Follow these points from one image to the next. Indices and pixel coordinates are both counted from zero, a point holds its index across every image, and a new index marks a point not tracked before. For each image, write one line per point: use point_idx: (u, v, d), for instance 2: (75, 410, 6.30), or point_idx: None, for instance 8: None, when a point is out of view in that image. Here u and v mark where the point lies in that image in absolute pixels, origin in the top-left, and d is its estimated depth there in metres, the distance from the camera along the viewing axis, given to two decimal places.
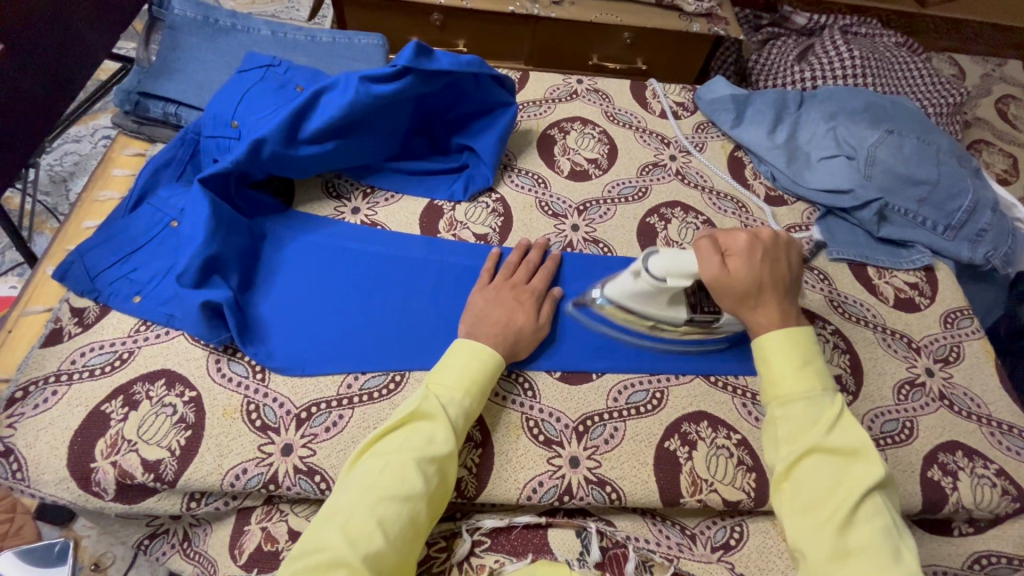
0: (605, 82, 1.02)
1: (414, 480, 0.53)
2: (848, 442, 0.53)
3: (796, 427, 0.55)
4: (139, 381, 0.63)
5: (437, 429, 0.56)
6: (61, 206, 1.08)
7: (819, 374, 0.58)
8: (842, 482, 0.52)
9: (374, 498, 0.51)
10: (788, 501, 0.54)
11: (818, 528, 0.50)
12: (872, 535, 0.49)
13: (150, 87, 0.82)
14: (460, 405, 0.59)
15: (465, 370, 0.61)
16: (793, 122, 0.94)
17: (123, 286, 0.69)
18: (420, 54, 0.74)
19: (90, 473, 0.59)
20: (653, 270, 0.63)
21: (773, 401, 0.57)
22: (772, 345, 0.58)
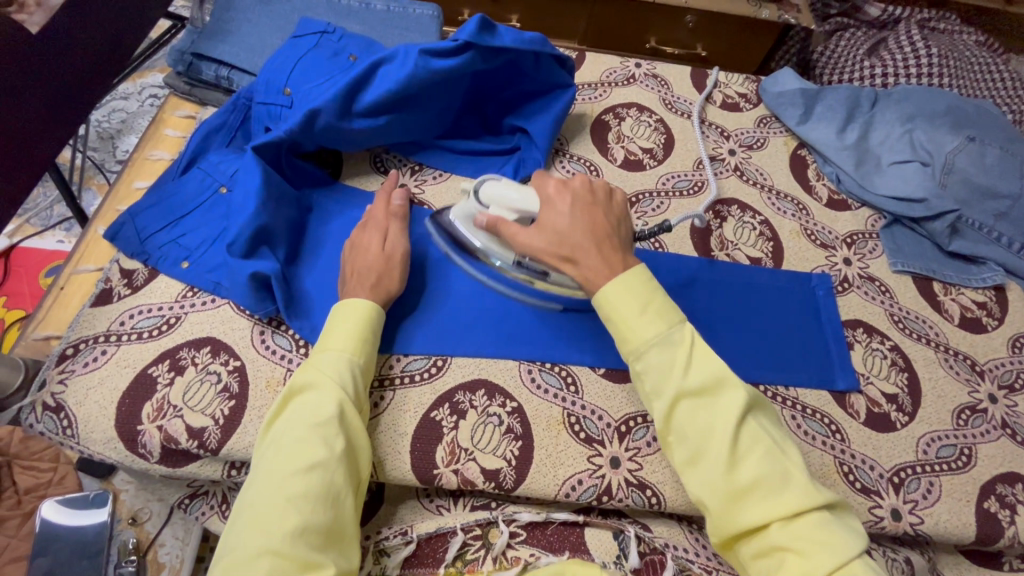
0: (664, 68, 0.98)
1: (315, 446, 0.51)
2: (707, 376, 0.51)
3: (659, 379, 0.52)
4: (185, 347, 0.64)
5: (323, 393, 0.55)
6: (109, 163, 1.08)
7: (665, 310, 0.55)
8: (715, 422, 0.50)
9: (277, 478, 0.49)
10: (679, 453, 0.52)
11: (708, 474, 0.50)
12: (758, 466, 0.49)
13: (205, 49, 0.80)
14: (346, 366, 0.57)
15: (338, 330, 0.59)
16: (866, 121, 0.89)
17: (172, 251, 0.69)
18: (483, 30, 0.71)
19: (137, 435, 0.59)
20: (480, 194, 0.66)
21: (630, 357, 0.54)
22: (612, 293, 0.55)
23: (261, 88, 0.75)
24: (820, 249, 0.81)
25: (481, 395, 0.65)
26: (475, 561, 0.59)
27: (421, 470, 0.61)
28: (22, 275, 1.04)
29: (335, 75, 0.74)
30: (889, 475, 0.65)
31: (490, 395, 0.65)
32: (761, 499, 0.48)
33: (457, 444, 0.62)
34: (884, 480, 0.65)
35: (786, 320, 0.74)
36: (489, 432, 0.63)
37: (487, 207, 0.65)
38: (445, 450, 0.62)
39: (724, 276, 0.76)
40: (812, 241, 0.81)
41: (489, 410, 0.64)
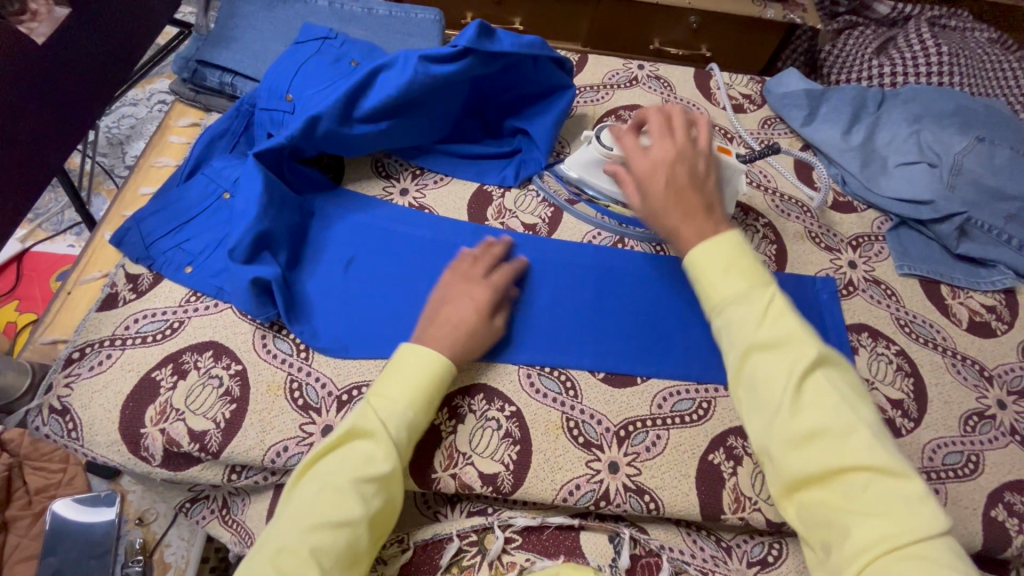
0: (667, 70, 0.97)
1: (351, 504, 0.51)
2: (779, 332, 0.50)
3: (737, 325, 0.51)
4: (188, 351, 0.65)
5: (377, 449, 0.54)
6: (118, 169, 1.10)
7: (751, 270, 0.54)
8: (784, 370, 0.48)
9: (308, 525, 0.50)
10: (745, 404, 0.51)
11: (773, 412, 0.48)
12: (823, 420, 0.47)
13: (209, 56, 0.81)
14: (406, 423, 0.56)
15: (404, 380, 0.57)
16: (872, 122, 0.87)
17: (176, 255, 0.70)
18: (483, 35, 0.71)
19: (140, 438, 0.60)
20: (603, 140, 0.73)
21: (711, 309, 0.54)
22: (700, 251, 0.55)
23: (264, 94, 0.76)
24: (825, 252, 0.80)
25: (480, 399, 0.65)
26: (471, 567, 0.60)
27: (419, 473, 0.61)
28: (34, 279, 1.06)
29: (336, 81, 0.75)
30: None
31: (489, 398, 0.65)
32: (821, 451, 0.46)
33: (455, 448, 0.62)
34: None
35: None
36: (488, 436, 0.63)
37: (611, 151, 0.72)
38: (443, 454, 0.62)
39: None
40: (816, 244, 0.80)
41: (488, 414, 0.64)
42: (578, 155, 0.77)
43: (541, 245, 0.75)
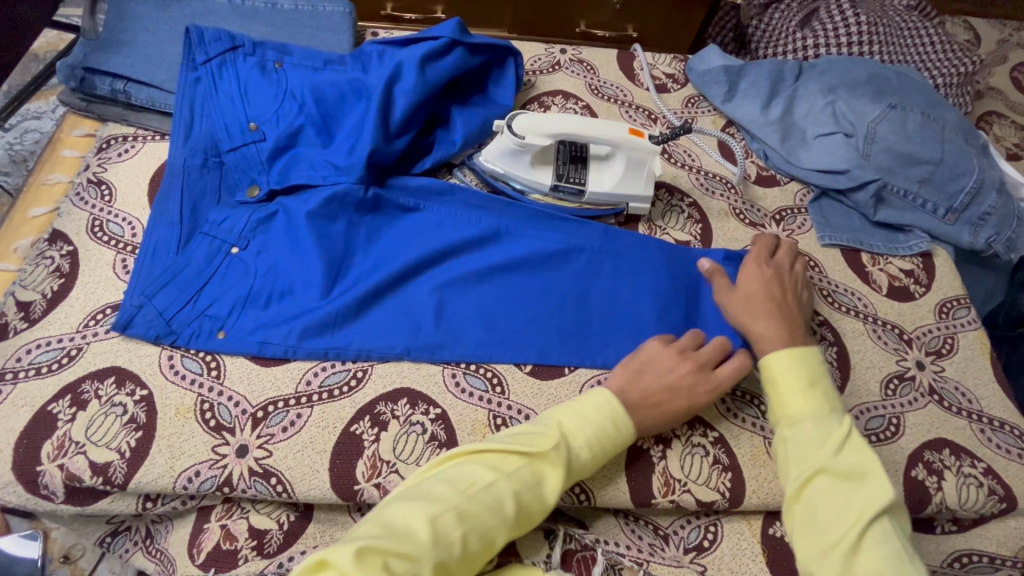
0: (590, 53, 0.96)
1: (508, 513, 0.50)
2: (855, 463, 0.52)
3: (805, 449, 0.54)
4: (87, 380, 0.61)
5: (565, 475, 0.53)
6: (22, 187, 1.03)
7: (827, 391, 0.57)
8: (850, 507, 0.51)
9: (462, 512, 0.48)
10: (798, 523, 0.53)
11: (823, 556, 0.50)
12: (880, 560, 0.48)
13: (96, 62, 0.76)
14: (585, 456, 0.55)
15: (601, 422, 0.56)
16: (789, 95, 0.88)
17: (202, 324, 0.63)
18: (459, 31, 0.78)
19: (37, 477, 0.57)
20: (516, 128, 0.70)
21: (782, 421, 0.57)
22: (779, 363, 0.58)
23: (218, 131, 0.70)
24: (750, 227, 0.80)
25: (404, 404, 0.63)
26: None
27: (342, 486, 0.59)
28: None
29: (290, 94, 0.73)
30: None
31: (413, 402, 0.63)
32: None
33: (378, 458, 0.60)
34: None
35: None
36: (412, 442, 0.61)
37: (524, 139, 0.70)
38: (366, 465, 0.60)
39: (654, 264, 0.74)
40: (741, 220, 0.81)
41: (412, 419, 0.63)
42: (491, 147, 0.73)
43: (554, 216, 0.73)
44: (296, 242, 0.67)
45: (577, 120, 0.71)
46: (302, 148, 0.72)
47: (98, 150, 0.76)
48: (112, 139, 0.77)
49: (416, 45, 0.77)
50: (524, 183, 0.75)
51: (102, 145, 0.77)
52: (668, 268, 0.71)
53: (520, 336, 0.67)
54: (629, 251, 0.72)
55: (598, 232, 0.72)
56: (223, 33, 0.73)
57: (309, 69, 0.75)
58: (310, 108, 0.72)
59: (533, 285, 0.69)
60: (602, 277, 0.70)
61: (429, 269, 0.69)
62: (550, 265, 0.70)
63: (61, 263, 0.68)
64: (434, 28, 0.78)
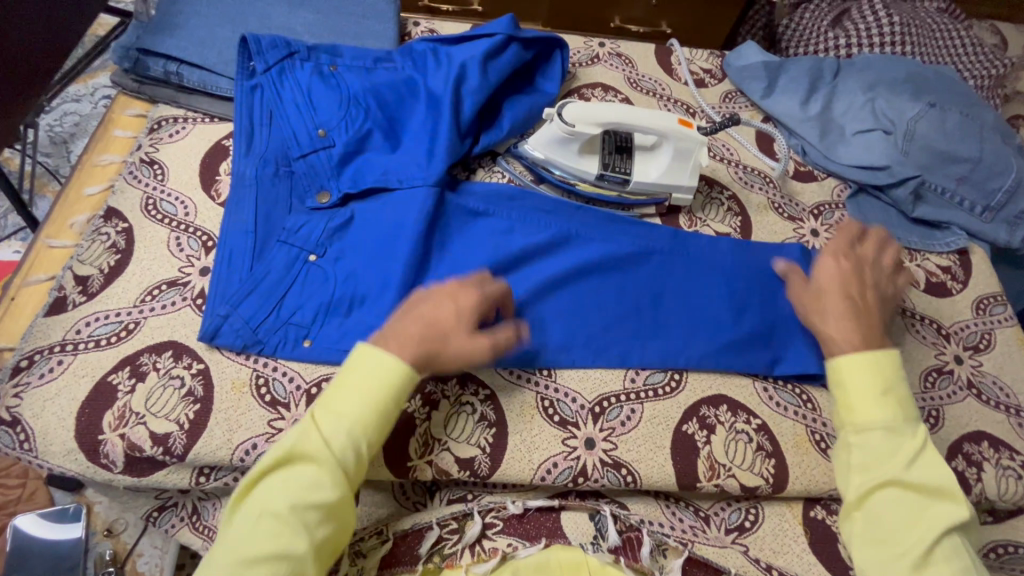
0: (628, 46, 0.97)
1: (295, 535, 0.46)
2: (931, 479, 0.50)
3: (873, 459, 0.52)
4: (145, 352, 0.62)
5: (325, 472, 0.48)
6: (62, 168, 1.05)
7: (906, 401, 0.54)
8: (919, 519, 0.49)
9: (239, 559, 0.45)
10: (857, 531, 0.52)
11: (887, 566, 0.49)
12: (949, 574, 0.47)
13: (150, 43, 0.77)
14: (351, 439, 0.50)
15: (358, 395, 0.51)
16: (828, 92, 0.89)
17: (289, 331, 0.64)
18: (514, 28, 0.82)
19: (98, 445, 0.58)
20: (564, 116, 0.71)
21: (848, 426, 0.55)
22: (854, 367, 0.55)
23: (288, 141, 0.73)
24: (788, 221, 0.81)
25: (454, 384, 0.64)
26: (453, 556, 0.59)
27: (395, 464, 0.60)
28: None
29: (354, 95, 0.76)
30: None
31: (463, 383, 0.65)
32: None
33: (430, 435, 0.62)
34: None
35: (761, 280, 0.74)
36: (463, 422, 0.63)
37: (574, 127, 0.71)
38: (419, 442, 0.61)
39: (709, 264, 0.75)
40: (780, 214, 0.82)
41: (462, 399, 0.64)
42: (540, 134, 0.75)
43: (624, 222, 0.75)
44: (377, 247, 0.69)
45: (627, 108, 0.72)
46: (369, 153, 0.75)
47: (149, 131, 0.78)
48: (163, 120, 0.78)
49: (471, 43, 0.81)
50: (571, 171, 0.76)
51: (154, 125, 0.78)
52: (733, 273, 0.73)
53: (600, 340, 0.68)
54: (694, 253, 0.74)
55: (668, 235, 0.75)
56: (279, 41, 0.77)
57: (363, 71, 0.79)
58: (374, 111, 0.76)
59: (604, 291, 0.71)
60: (673, 282, 0.72)
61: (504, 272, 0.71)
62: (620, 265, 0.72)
63: (117, 239, 0.69)
64: (487, 26, 0.82)
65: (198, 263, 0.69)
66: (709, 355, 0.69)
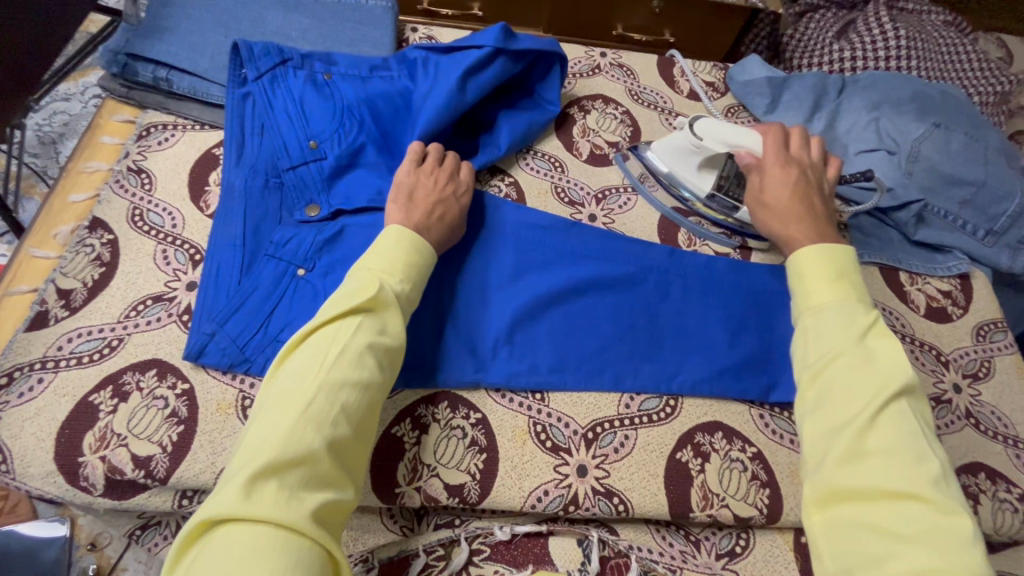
0: (630, 57, 0.96)
1: (369, 365, 0.51)
2: (881, 349, 0.53)
3: (828, 332, 0.56)
4: (129, 371, 0.61)
5: (388, 317, 0.55)
6: (50, 170, 1.03)
7: (853, 289, 0.59)
8: (858, 390, 0.51)
9: (326, 379, 0.48)
10: (809, 407, 0.53)
11: (836, 435, 0.49)
12: (893, 433, 0.48)
13: (139, 48, 0.75)
14: (406, 294, 0.57)
15: (403, 256, 0.59)
16: (832, 110, 0.87)
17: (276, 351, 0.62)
18: (505, 37, 0.77)
19: (78, 468, 0.56)
20: (696, 128, 0.75)
21: (806, 310, 0.59)
22: (807, 259, 0.62)
23: (278, 150, 0.72)
24: None
25: (444, 407, 0.63)
26: None
27: (382, 489, 0.59)
28: None
29: (343, 111, 0.75)
30: None
31: (454, 406, 0.63)
32: (879, 468, 0.47)
33: (419, 461, 0.60)
34: None
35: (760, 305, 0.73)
36: (453, 446, 0.61)
37: (699, 139, 0.75)
38: (407, 467, 0.60)
39: (708, 284, 0.74)
40: None
41: (452, 423, 0.63)
42: (674, 137, 0.80)
43: (621, 239, 0.75)
44: None
45: (770, 144, 0.72)
46: (362, 167, 0.74)
47: (137, 138, 0.76)
48: (152, 127, 0.77)
49: (461, 53, 0.77)
50: (677, 179, 0.80)
51: (142, 133, 0.76)
52: (725, 296, 0.73)
53: (593, 361, 0.67)
54: (691, 274, 0.74)
55: (665, 253, 0.75)
56: (272, 48, 0.75)
57: (357, 79, 0.77)
58: (368, 125, 0.75)
59: (598, 308, 0.70)
60: (666, 301, 0.72)
61: (497, 289, 0.70)
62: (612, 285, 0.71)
63: (101, 251, 0.67)
64: (477, 34, 0.77)
65: (184, 277, 0.67)
66: (705, 381, 0.68)
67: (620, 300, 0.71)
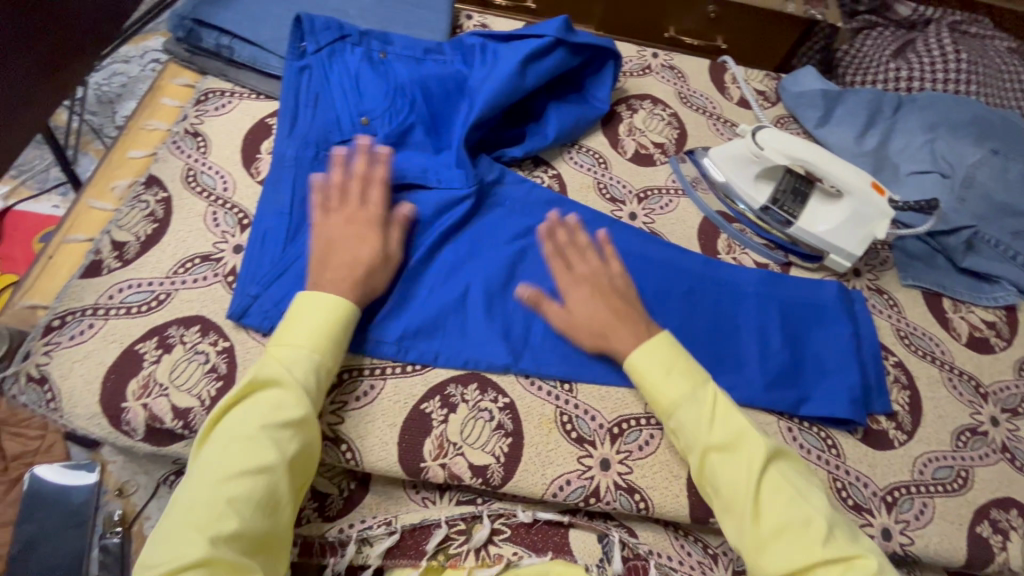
0: (682, 60, 0.95)
1: (268, 451, 0.51)
2: (729, 435, 0.56)
3: (693, 431, 0.57)
4: (174, 325, 0.63)
5: (286, 396, 0.54)
6: (107, 129, 1.06)
7: (690, 370, 0.60)
8: (741, 473, 0.55)
9: (222, 478, 0.49)
10: (715, 501, 0.57)
11: (742, 529, 0.54)
12: (783, 496, 0.53)
13: (206, 14, 0.77)
14: (311, 365, 0.56)
15: (313, 330, 0.57)
16: (887, 127, 0.86)
17: None
18: (566, 30, 0.77)
19: (121, 413, 0.58)
20: (758, 138, 0.72)
21: (663, 416, 0.59)
22: (639, 366, 0.60)
23: (330, 124, 0.73)
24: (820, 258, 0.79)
25: (474, 389, 0.64)
26: (457, 556, 0.60)
27: (408, 463, 0.60)
28: (16, 238, 1.00)
29: (396, 89, 0.75)
30: (882, 494, 0.64)
31: (483, 389, 0.64)
32: (790, 541, 0.52)
33: (445, 439, 0.61)
34: (877, 498, 0.64)
35: (796, 319, 0.72)
36: (479, 428, 0.62)
37: (761, 150, 0.72)
38: (433, 444, 0.61)
39: (744, 294, 0.73)
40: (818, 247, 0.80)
41: (480, 405, 0.63)
42: (734, 146, 0.77)
43: (658, 241, 0.75)
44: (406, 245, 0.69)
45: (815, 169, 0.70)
46: (410, 147, 0.74)
47: (196, 102, 0.78)
48: (211, 93, 0.78)
49: (520, 42, 0.78)
50: (730, 189, 0.78)
51: (201, 97, 0.78)
52: (761, 308, 0.72)
53: None
54: (727, 282, 0.73)
55: (700, 260, 0.74)
56: (332, 23, 0.76)
57: (412, 61, 0.79)
58: (419, 105, 0.76)
59: None
60: (700, 306, 0.71)
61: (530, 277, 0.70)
62: (573, 232, 0.69)
63: (155, 208, 0.69)
64: (539, 25, 0.78)
65: (231, 240, 0.69)
66: (735, 388, 0.67)
67: (654, 303, 0.70)
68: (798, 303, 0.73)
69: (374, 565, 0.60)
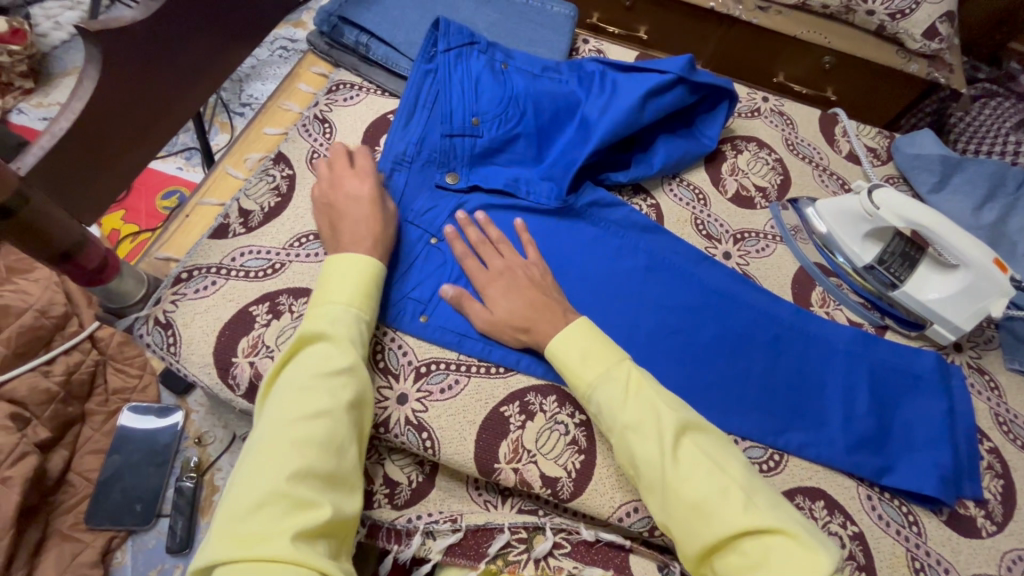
0: (791, 106, 0.95)
1: (323, 394, 0.50)
2: (641, 411, 0.53)
3: (611, 407, 0.54)
4: (285, 294, 0.67)
5: (335, 345, 0.54)
6: (233, 105, 1.16)
7: (605, 351, 0.57)
8: (660, 449, 0.51)
9: (288, 418, 0.48)
10: (639, 482, 0.53)
11: (664, 507, 0.50)
12: (699, 470, 0.49)
13: (352, 14, 0.84)
14: (354, 318, 0.57)
15: (353, 287, 0.58)
16: (1008, 203, 0.83)
17: (409, 305, 0.67)
18: (689, 68, 0.79)
19: (231, 366, 0.63)
20: (873, 198, 0.71)
21: (583, 396, 0.57)
22: (562, 351, 0.58)
23: (443, 119, 0.76)
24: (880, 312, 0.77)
25: (552, 401, 0.65)
26: (516, 564, 0.60)
27: (482, 462, 0.61)
28: (142, 192, 1.09)
29: (513, 97, 0.78)
30: None
31: (561, 402, 0.65)
32: (710, 516, 0.47)
33: (520, 444, 0.62)
34: None
35: (886, 384, 0.70)
36: (553, 439, 0.63)
37: (875, 210, 0.70)
38: (509, 447, 0.62)
39: (833, 351, 0.71)
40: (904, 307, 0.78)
41: (557, 417, 0.64)
42: (843, 201, 0.76)
43: (748, 282, 0.74)
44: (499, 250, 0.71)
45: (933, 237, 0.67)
46: (512, 155, 0.77)
47: (327, 91, 0.83)
48: (342, 84, 0.84)
49: (641, 74, 0.81)
50: (835, 243, 0.78)
51: (333, 87, 0.84)
52: (846, 368, 0.70)
53: (709, 395, 0.66)
54: (817, 338, 0.71)
55: (790, 309, 0.73)
56: (466, 29, 0.80)
57: (530, 75, 0.81)
58: (530, 117, 0.78)
59: (716, 346, 0.69)
60: (785, 355, 0.70)
61: (619, 301, 0.70)
62: (483, 229, 0.70)
63: (280, 183, 0.75)
64: (662, 62, 0.80)
65: None
66: (816, 445, 0.65)
67: (739, 344, 0.69)
68: (886, 367, 0.71)
69: (434, 559, 0.60)
